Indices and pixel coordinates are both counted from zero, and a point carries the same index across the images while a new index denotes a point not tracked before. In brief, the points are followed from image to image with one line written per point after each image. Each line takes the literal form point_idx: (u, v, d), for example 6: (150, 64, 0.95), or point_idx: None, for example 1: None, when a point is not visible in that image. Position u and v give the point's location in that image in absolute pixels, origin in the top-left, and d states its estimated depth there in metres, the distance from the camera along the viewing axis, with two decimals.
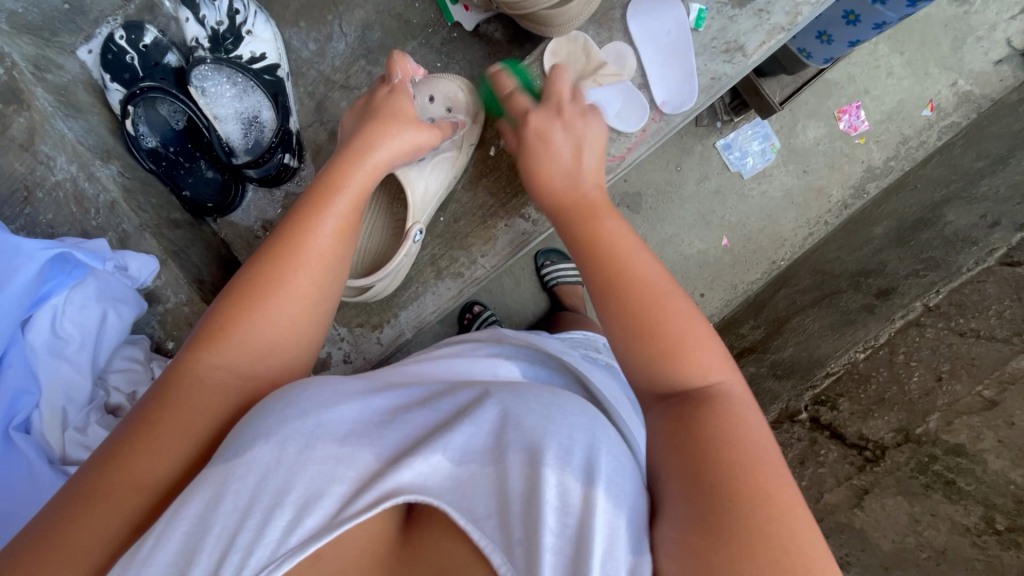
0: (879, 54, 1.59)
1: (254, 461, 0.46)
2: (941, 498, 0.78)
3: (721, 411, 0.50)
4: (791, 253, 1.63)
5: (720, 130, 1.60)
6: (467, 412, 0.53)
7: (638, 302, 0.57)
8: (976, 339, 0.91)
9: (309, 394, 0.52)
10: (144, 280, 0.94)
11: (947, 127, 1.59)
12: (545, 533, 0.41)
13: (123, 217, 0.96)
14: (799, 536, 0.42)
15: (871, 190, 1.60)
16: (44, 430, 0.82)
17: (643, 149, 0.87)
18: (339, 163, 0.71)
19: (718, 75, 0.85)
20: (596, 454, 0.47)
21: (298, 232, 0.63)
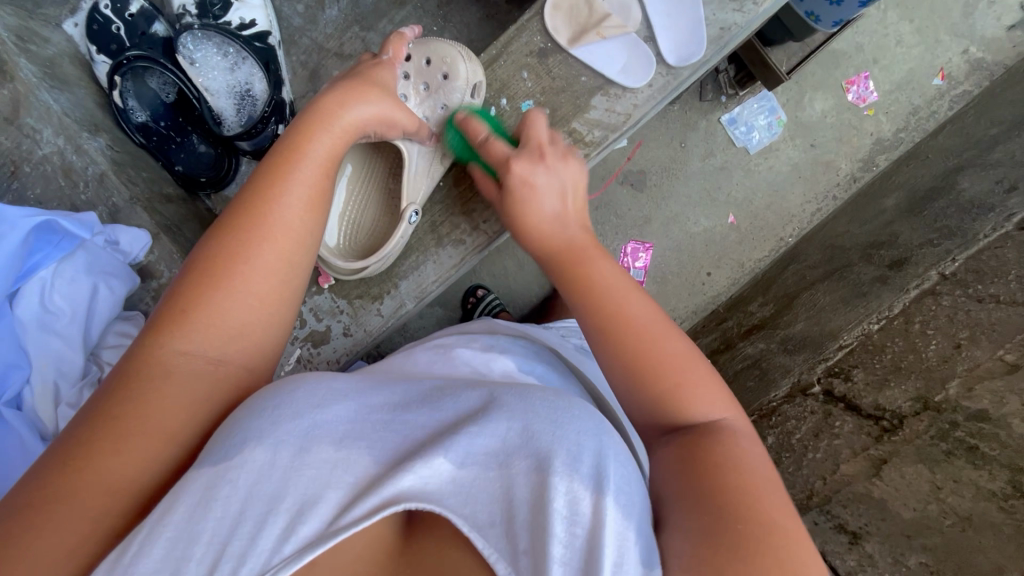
0: (887, 22, 1.55)
1: (245, 464, 0.46)
2: (964, 464, 0.76)
3: (725, 441, 0.51)
4: (799, 229, 1.60)
5: (725, 104, 1.57)
6: (467, 415, 0.53)
7: (638, 351, 0.57)
8: (996, 304, 0.88)
9: (303, 394, 0.52)
10: (136, 255, 0.92)
11: (959, 96, 1.55)
12: (554, 543, 0.42)
13: (113, 190, 0.94)
14: (790, 550, 0.44)
15: (880, 162, 1.57)
16: (36, 405, 0.81)
17: (650, 105, 0.84)
18: (303, 133, 0.66)
19: (727, 25, 0.81)
20: (606, 463, 0.47)
21: (261, 203, 0.61)
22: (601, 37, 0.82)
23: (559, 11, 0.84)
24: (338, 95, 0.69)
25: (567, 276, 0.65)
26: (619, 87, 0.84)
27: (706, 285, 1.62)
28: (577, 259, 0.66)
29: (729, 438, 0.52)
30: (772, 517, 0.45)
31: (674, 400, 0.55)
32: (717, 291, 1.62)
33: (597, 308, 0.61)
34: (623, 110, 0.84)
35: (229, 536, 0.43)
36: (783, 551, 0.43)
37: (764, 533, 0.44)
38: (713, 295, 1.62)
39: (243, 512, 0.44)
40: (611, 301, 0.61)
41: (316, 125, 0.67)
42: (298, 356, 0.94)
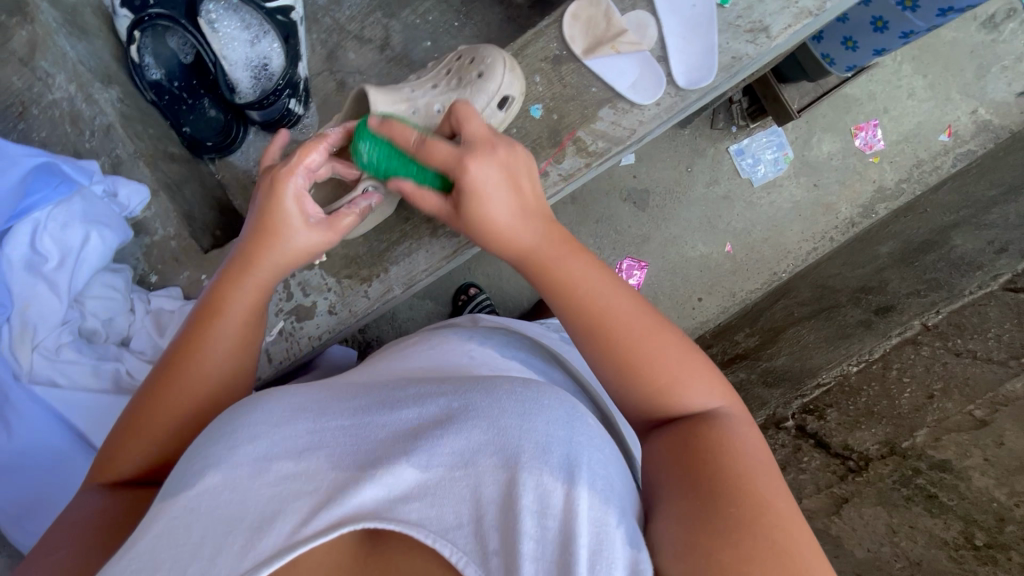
0: (901, 74, 1.58)
1: (207, 488, 0.51)
2: (921, 511, 0.76)
3: (721, 428, 0.54)
4: (794, 266, 1.62)
5: (735, 134, 1.59)
6: (423, 419, 0.56)
7: (618, 341, 0.59)
8: (972, 359, 0.90)
9: (261, 416, 0.57)
10: (133, 210, 0.92)
11: (964, 154, 1.58)
12: (524, 541, 0.45)
13: (117, 142, 0.96)
14: (793, 533, 0.46)
15: (880, 211, 1.59)
16: (13, 346, 0.82)
17: (655, 124, 0.85)
18: (233, 275, 0.70)
19: (739, 55, 0.82)
20: (575, 453, 0.50)
21: (223, 297, 0.68)
22: (615, 51, 0.84)
23: (577, 22, 0.85)
24: (259, 234, 0.70)
25: (536, 274, 0.65)
26: (627, 102, 0.85)
27: (696, 310, 1.63)
28: (553, 260, 0.64)
29: (723, 427, 0.55)
30: (773, 503, 0.48)
31: (667, 394, 0.57)
32: (707, 317, 1.63)
33: (577, 314, 0.62)
34: (629, 125, 0.85)
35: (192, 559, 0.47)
36: (783, 540, 0.46)
37: (762, 526, 0.46)
38: (702, 321, 1.63)
39: (204, 538, 0.48)
40: (592, 317, 0.60)
41: (249, 262, 0.70)
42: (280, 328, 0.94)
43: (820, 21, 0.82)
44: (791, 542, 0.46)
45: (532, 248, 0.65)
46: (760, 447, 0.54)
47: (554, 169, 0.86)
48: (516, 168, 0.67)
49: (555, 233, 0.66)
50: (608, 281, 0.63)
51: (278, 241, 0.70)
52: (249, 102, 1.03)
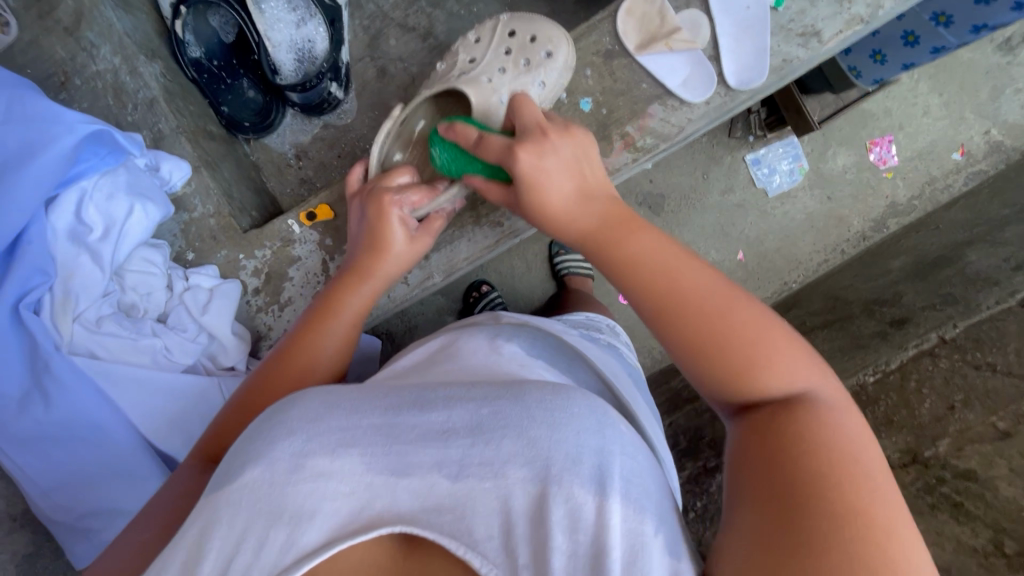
0: (918, 92, 1.60)
1: (246, 483, 0.50)
2: (948, 518, 0.79)
3: (813, 417, 0.50)
4: (804, 276, 1.64)
5: (752, 144, 1.60)
6: (455, 421, 0.54)
7: (696, 319, 0.56)
8: (993, 372, 0.90)
9: (298, 410, 0.54)
10: (173, 185, 0.93)
11: (975, 173, 1.61)
12: (555, 555, 0.46)
13: (161, 117, 0.96)
14: (891, 532, 0.43)
15: (890, 226, 1.62)
16: (53, 316, 0.80)
17: (703, 122, 0.86)
18: (340, 287, 0.76)
19: (790, 58, 0.83)
20: (608, 460, 0.50)
21: (334, 303, 0.74)
22: (668, 49, 0.84)
23: (631, 17, 0.85)
24: (370, 250, 0.77)
25: (604, 251, 0.64)
26: (677, 99, 0.85)
27: None
28: (619, 235, 0.63)
29: (817, 409, 0.51)
30: (870, 503, 0.44)
31: (748, 375, 0.54)
32: None
33: (651, 292, 0.59)
34: (677, 123, 0.86)
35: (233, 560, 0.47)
36: (873, 544, 0.42)
37: (860, 523, 0.43)
38: None
39: (246, 532, 0.48)
40: (665, 294, 0.58)
41: (355, 275, 0.76)
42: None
43: (871, 29, 0.82)
44: (896, 545, 0.43)
45: (603, 230, 0.64)
46: (860, 435, 0.50)
47: (602, 163, 0.87)
48: (577, 152, 0.69)
49: (618, 214, 0.65)
50: (684, 256, 0.60)
51: (386, 258, 0.77)
52: (290, 82, 1.02)
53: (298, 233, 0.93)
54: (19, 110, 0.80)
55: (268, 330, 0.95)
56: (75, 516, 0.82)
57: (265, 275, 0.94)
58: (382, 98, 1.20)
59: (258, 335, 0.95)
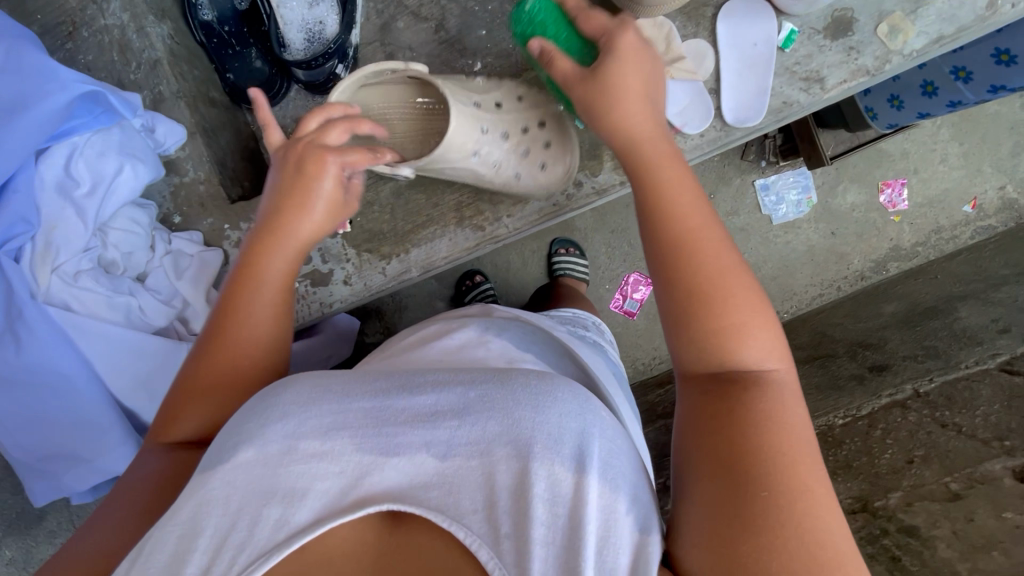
0: (938, 138, 1.58)
1: (239, 465, 0.51)
2: (883, 570, 0.78)
3: (767, 395, 0.53)
4: (797, 308, 1.65)
5: (763, 169, 1.60)
6: (444, 405, 0.56)
7: (700, 272, 0.58)
8: (956, 432, 0.89)
9: (289, 395, 0.55)
10: (167, 147, 0.94)
11: (983, 228, 1.59)
12: (536, 526, 0.49)
13: (163, 80, 0.97)
14: (831, 513, 0.48)
15: (890, 269, 1.61)
16: (33, 265, 0.83)
17: (695, 154, 0.85)
18: (256, 244, 0.71)
19: (789, 101, 0.82)
20: (586, 443, 0.52)
21: (258, 261, 0.70)
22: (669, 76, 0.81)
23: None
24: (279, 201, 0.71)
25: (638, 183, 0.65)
26: (672, 129, 0.84)
27: None
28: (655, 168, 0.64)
29: (772, 386, 0.55)
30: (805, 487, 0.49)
31: (734, 336, 0.57)
32: None
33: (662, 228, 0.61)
34: None
35: (229, 530, 0.49)
36: (818, 524, 0.47)
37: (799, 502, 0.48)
38: None
39: (241, 508, 0.50)
40: (674, 232, 0.61)
41: (271, 238, 0.71)
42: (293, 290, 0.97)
43: (875, 82, 0.81)
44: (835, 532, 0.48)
45: (654, 177, 0.64)
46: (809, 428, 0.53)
47: (590, 181, 0.92)
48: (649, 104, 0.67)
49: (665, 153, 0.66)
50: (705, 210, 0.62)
51: (300, 205, 0.70)
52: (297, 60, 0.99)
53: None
54: (15, 60, 0.81)
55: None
56: (41, 454, 0.89)
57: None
58: None
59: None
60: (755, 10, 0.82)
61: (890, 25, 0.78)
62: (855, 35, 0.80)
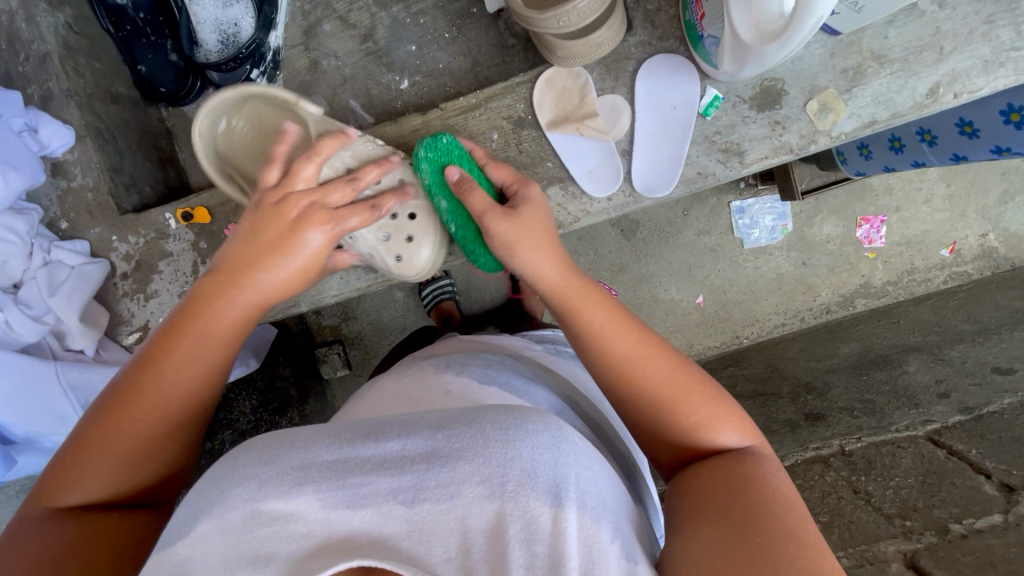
0: (925, 177, 1.51)
1: (202, 539, 0.44)
2: None
3: (754, 467, 0.53)
4: (757, 335, 1.61)
5: (741, 190, 1.54)
6: (413, 449, 0.49)
7: (655, 384, 0.58)
8: (865, 503, 0.91)
9: (250, 455, 0.49)
10: (53, 149, 0.95)
11: (958, 274, 1.54)
12: (513, 570, 0.43)
13: (51, 76, 0.98)
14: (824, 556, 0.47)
15: (857, 306, 1.57)
16: None
17: (601, 217, 0.87)
18: (217, 284, 0.66)
19: (705, 172, 0.83)
20: (563, 477, 0.47)
21: (213, 303, 0.65)
22: (578, 133, 0.85)
23: (549, 89, 0.86)
24: (250, 243, 0.67)
25: (569, 324, 0.65)
26: (579, 187, 0.86)
27: None
28: (574, 304, 0.65)
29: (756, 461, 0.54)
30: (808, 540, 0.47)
31: (699, 431, 0.57)
32: None
33: (608, 351, 0.61)
34: (573, 212, 0.87)
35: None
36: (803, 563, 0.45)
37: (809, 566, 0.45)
38: None
39: None
40: (613, 362, 0.61)
41: (219, 286, 0.66)
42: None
43: (801, 158, 0.82)
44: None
45: (578, 314, 0.64)
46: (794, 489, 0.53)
47: None
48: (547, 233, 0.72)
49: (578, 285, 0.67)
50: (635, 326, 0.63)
51: (280, 254, 0.67)
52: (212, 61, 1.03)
53: (173, 228, 0.97)
54: None
55: (130, 317, 0.97)
56: None
57: (135, 262, 0.97)
58: (309, 93, 1.18)
59: (117, 319, 0.98)
60: (677, 72, 0.82)
61: (821, 102, 0.78)
62: (782, 109, 0.80)
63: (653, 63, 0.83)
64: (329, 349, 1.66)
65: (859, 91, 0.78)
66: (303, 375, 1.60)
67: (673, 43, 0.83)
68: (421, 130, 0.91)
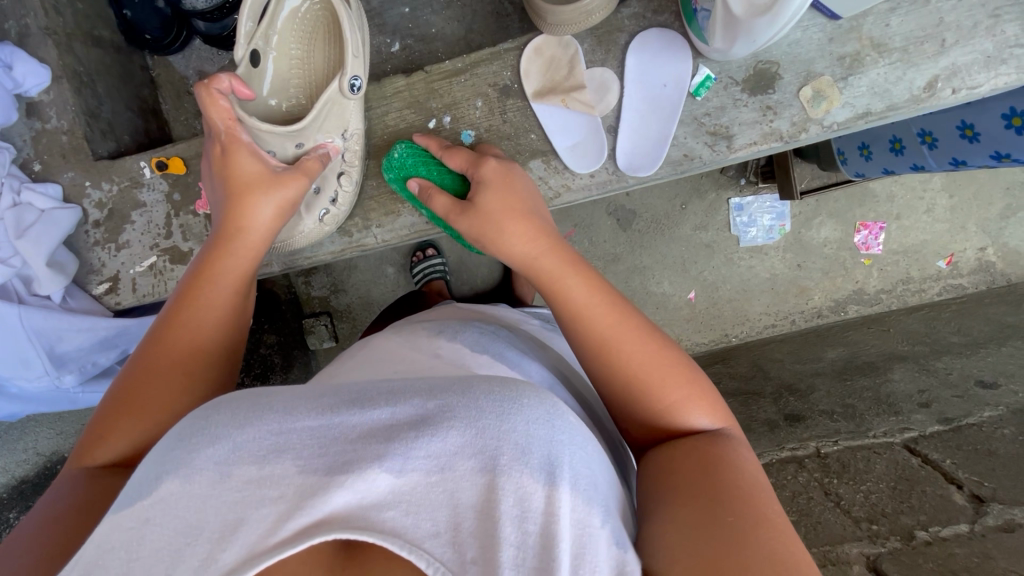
0: (928, 186, 1.49)
1: (165, 499, 0.41)
2: None
3: (730, 453, 0.52)
4: (747, 334, 1.60)
5: (740, 187, 1.52)
6: (400, 419, 0.46)
7: (634, 366, 0.57)
8: (834, 505, 0.91)
9: (228, 415, 0.45)
10: (28, 89, 0.93)
11: (953, 287, 1.53)
12: (504, 546, 0.41)
13: (29, 12, 0.95)
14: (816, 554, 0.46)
15: (849, 311, 1.56)
16: None
17: (583, 194, 0.85)
18: (217, 244, 0.69)
19: (691, 154, 0.81)
20: (557, 456, 0.44)
21: (220, 253, 0.68)
22: (563, 104, 0.83)
23: (538, 57, 0.84)
24: (229, 196, 0.71)
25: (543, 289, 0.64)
26: (562, 162, 0.84)
27: None
28: (547, 282, 0.63)
29: (731, 444, 0.54)
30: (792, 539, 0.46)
31: (673, 414, 0.56)
32: None
33: (578, 334, 0.60)
34: (555, 187, 0.85)
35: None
36: (778, 543, 0.45)
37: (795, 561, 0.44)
38: None
39: (162, 549, 0.40)
40: (591, 339, 0.60)
41: (226, 237, 0.69)
42: (151, 263, 0.95)
43: (790, 147, 0.80)
44: None
45: (551, 291, 0.63)
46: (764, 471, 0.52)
47: None
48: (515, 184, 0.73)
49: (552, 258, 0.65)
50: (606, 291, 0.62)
51: (248, 188, 0.71)
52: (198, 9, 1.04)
53: (147, 177, 0.95)
54: None
55: (102, 266, 0.96)
56: None
57: (108, 210, 0.95)
58: None
59: (89, 268, 0.96)
60: (666, 49, 0.81)
61: (815, 89, 0.76)
62: (775, 94, 0.78)
63: (646, 37, 0.81)
64: (316, 320, 1.65)
65: (855, 80, 0.76)
66: (287, 344, 1.59)
67: (668, 17, 0.81)
68: (405, 93, 0.89)
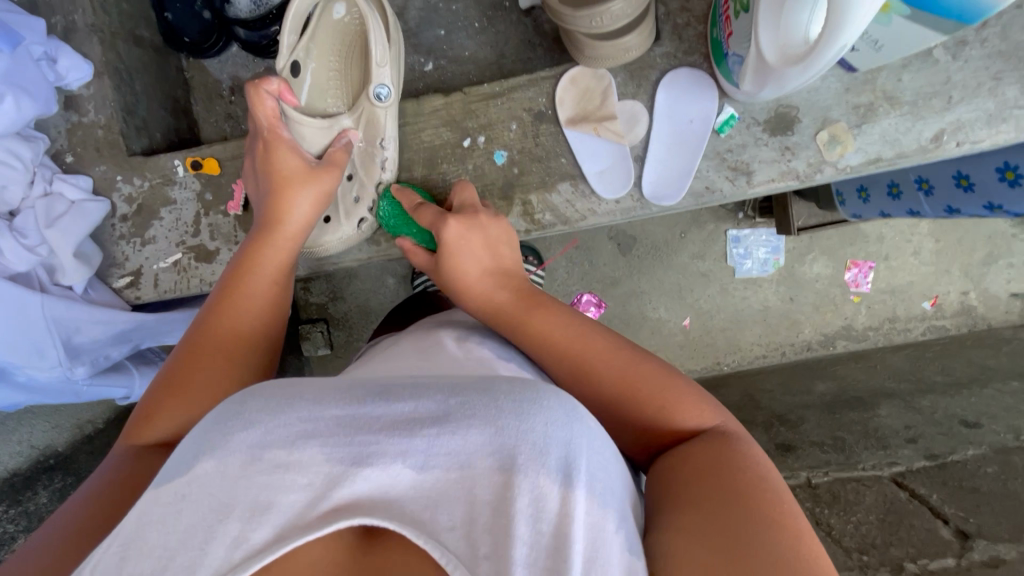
0: (916, 231, 1.56)
1: (198, 479, 0.42)
2: None
3: (734, 452, 0.51)
4: (738, 363, 1.63)
5: (739, 221, 1.57)
6: (423, 413, 0.46)
7: (609, 386, 0.57)
8: (826, 534, 0.92)
9: (262, 400, 0.46)
10: (68, 82, 0.95)
11: (936, 327, 1.59)
12: (516, 544, 0.40)
13: (78, 9, 0.97)
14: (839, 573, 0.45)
15: (837, 346, 1.60)
16: None
17: (607, 218, 0.88)
18: (260, 239, 0.72)
19: (712, 187, 0.85)
20: (575, 455, 0.44)
21: (262, 245, 0.71)
22: (595, 132, 0.87)
23: (573, 87, 0.88)
24: (271, 193, 0.74)
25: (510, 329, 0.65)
26: (589, 186, 0.88)
27: None
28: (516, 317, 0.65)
29: (728, 438, 0.53)
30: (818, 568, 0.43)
31: (667, 417, 0.55)
32: None
33: (556, 361, 0.61)
34: (581, 209, 0.88)
35: (178, 549, 0.40)
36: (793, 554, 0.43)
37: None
38: None
39: (194, 526, 0.40)
40: (568, 363, 0.60)
41: (269, 232, 0.72)
42: (177, 260, 0.96)
43: (805, 186, 0.84)
44: None
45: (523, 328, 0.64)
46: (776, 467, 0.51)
47: None
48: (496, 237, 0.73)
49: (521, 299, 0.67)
50: (579, 328, 0.62)
51: (291, 184, 0.74)
52: (240, 17, 1.07)
53: (180, 175, 0.96)
54: None
55: (125, 260, 0.97)
56: None
57: (137, 205, 0.97)
58: None
59: (112, 260, 0.97)
60: (693, 87, 0.85)
61: (831, 134, 0.81)
62: (793, 136, 0.82)
63: (676, 74, 0.85)
64: (313, 326, 1.65)
65: (868, 128, 0.80)
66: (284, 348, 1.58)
67: (697, 59, 0.86)
68: (442, 111, 0.92)
